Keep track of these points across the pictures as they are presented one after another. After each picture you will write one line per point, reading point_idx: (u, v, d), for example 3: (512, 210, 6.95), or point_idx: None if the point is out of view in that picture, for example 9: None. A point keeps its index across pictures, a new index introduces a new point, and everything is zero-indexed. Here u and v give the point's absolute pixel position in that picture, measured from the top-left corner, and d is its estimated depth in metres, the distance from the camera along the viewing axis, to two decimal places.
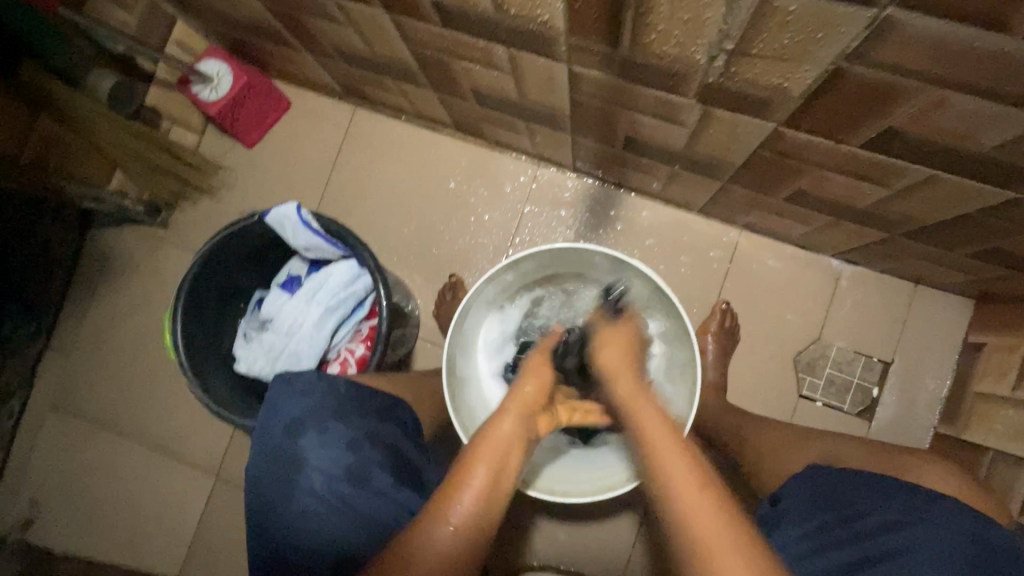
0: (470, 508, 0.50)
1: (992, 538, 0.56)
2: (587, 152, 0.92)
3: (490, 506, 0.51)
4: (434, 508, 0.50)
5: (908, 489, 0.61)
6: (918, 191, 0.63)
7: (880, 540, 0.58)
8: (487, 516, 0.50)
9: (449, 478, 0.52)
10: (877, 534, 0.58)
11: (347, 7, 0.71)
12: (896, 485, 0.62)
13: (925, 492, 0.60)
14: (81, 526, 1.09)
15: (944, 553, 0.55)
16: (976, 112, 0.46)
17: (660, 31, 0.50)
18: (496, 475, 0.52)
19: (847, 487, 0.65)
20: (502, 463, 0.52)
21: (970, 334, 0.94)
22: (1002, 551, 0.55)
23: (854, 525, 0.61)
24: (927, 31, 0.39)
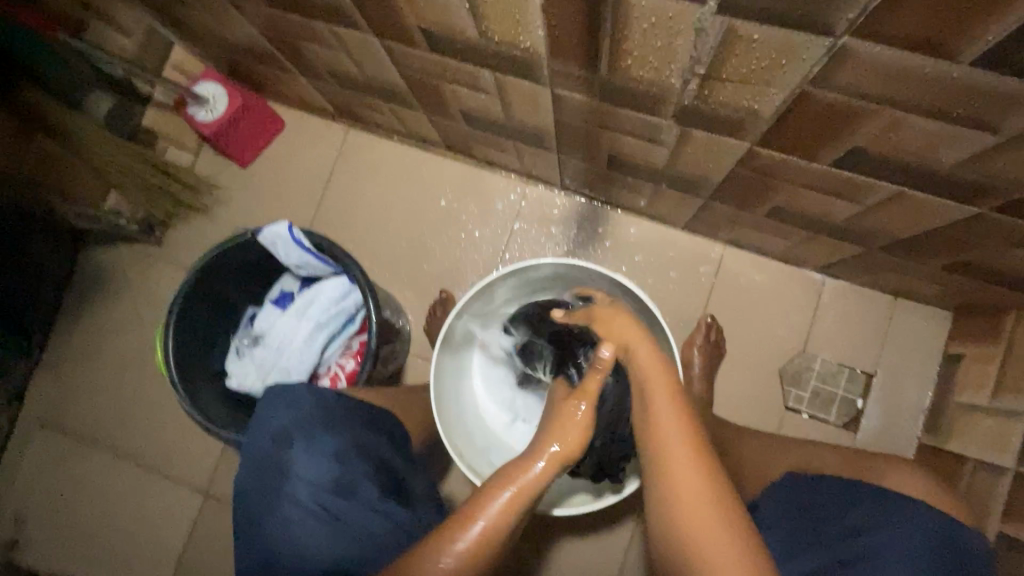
0: (482, 532, 0.49)
1: (959, 538, 0.57)
2: (573, 170, 0.94)
3: (501, 539, 0.50)
4: (441, 534, 0.50)
5: (876, 495, 0.63)
6: (888, 207, 0.65)
7: (853, 543, 0.59)
8: (499, 546, 0.50)
9: (460, 510, 0.52)
10: (850, 538, 0.60)
11: (338, 33, 0.74)
12: (863, 490, 0.64)
13: (890, 497, 0.62)
14: (68, 547, 1.07)
15: (913, 552, 0.56)
16: (933, 132, 0.49)
17: (635, 56, 0.53)
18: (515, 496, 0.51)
19: (819, 493, 0.67)
20: (520, 492, 0.51)
21: (950, 345, 0.96)
22: (967, 551, 0.57)
23: (829, 531, 0.62)
24: (880, 57, 0.42)
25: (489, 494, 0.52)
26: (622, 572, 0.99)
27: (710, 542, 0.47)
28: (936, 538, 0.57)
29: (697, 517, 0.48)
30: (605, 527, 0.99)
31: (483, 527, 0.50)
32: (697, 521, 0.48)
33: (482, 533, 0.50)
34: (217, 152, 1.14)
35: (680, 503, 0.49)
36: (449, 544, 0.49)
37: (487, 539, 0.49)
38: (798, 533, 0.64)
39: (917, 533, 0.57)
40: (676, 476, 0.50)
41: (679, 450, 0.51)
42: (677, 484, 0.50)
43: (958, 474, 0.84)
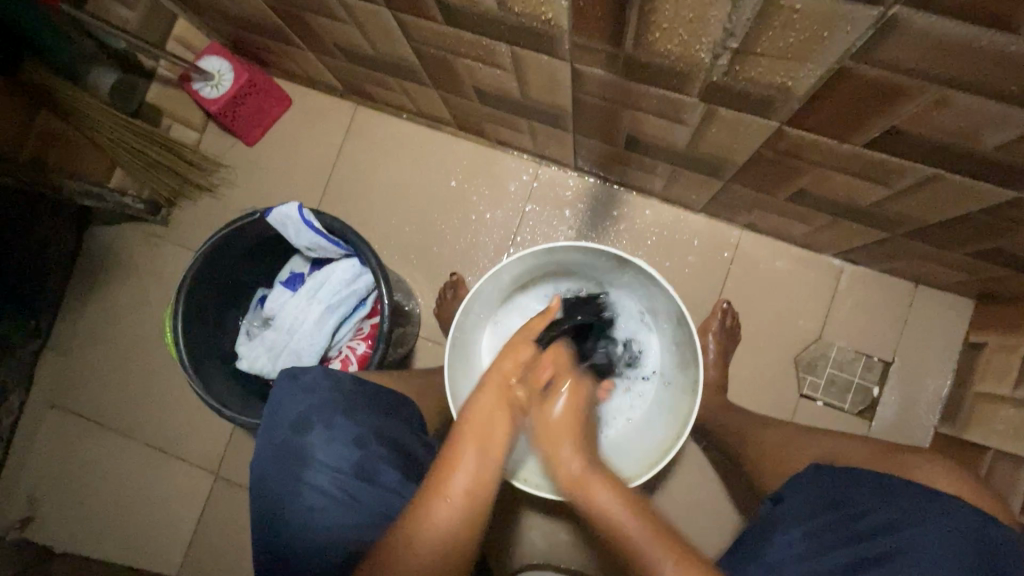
0: (464, 484, 0.52)
1: (993, 534, 0.56)
2: (589, 151, 0.91)
3: (475, 504, 0.52)
4: (426, 493, 0.53)
5: (910, 488, 0.61)
6: (920, 191, 0.63)
7: (882, 540, 0.58)
8: (478, 509, 0.53)
9: (443, 456, 0.55)
10: (879, 533, 0.59)
11: (349, 5, 0.71)
12: (900, 484, 0.62)
13: (929, 490, 0.60)
14: (81, 525, 1.08)
15: (946, 550, 0.55)
16: (979, 112, 0.46)
17: (664, 29, 0.50)
18: (484, 451, 0.54)
19: (847, 485, 0.65)
20: (491, 442, 0.55)
21: (970, 333, 0.94)
22: (1003, 546, 0.56)
23: (857, 524, 0.61)
24: (932, 30, 0.39)
25: (461, 451, 0.54)
26: None
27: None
28: (979, 537, 0.56)
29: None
30: None
31: (462, 486, 0.52)
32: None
33: (463, 492, 0.52)
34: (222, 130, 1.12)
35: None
36: (434, 496, 0.52)
37: (465, 496, 0.52)
38: (827, 526, 0.62)
39: (958, 531, 0.56)
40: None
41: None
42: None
43: (977, 465, 0.83)
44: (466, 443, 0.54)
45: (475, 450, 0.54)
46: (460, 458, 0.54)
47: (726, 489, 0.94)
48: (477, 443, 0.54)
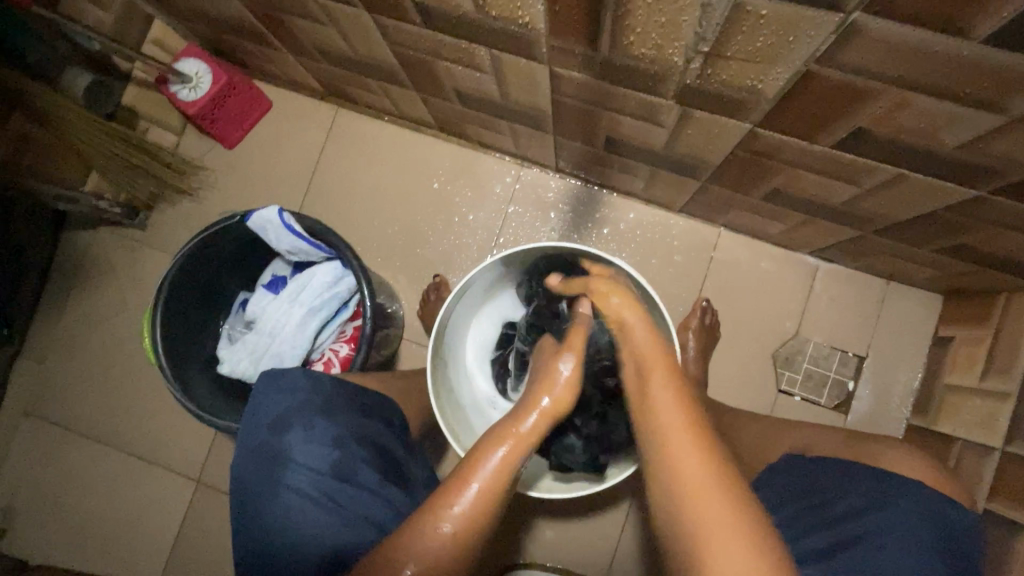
0: (480, 493, 0.51)
1: (953, 515, 0.59)
2: (570, 152, 0.93)
3: (500, 498, 0.52)
4: (438, 502, 0.51)
5: (878, 476, 0.63)
6: (886, 190, 0.65)
7: (852, 523, 0.59)
8: (493, 516, 0.52)
9: (463, 464, 0.53)
10: (848, 518, 0.60)
11: (329, 7, 0.71)
12: (868, 472, 0.64)
13: (894, 477, 0.62)
14: (56, 536, 1.06)
15: (912, 528, 0.57)
16: (938, 113, 0.48)
17: (637, 33, 0.51)
18: (512, 460, 0.53)
19: (819, 474, 0.67)
20: (523, 446, 0.53)
21: (940, 327, 0.97)
22: (960, 527, 0.58)
23: (827, 512, 0.62)
24: (889, 33, 0.41)
25: (487, 450, 0.53)
26: (616, 554, 1.00)
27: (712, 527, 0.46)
28: (941, 520, 0.58)
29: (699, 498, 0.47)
30: (600, 509, 1.00)
31: (480, 492, 0.51)
32: (693, 501, 0.47)
33: (479, 500, 0.51)
34: (202, 133, 1.11)
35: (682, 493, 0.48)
36: (452, 505, 0.51)
37: (483, 505, 0.51)
38: (797, 515, 0.64)
39: (919, 516, 0.58)
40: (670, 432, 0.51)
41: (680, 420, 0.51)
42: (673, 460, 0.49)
43: (947, 455, 0.85)
44: (494, 448, 0.53)
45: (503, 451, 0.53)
46: (484, 463, 0.52)
47: None
48: (505, 451, 0.53)
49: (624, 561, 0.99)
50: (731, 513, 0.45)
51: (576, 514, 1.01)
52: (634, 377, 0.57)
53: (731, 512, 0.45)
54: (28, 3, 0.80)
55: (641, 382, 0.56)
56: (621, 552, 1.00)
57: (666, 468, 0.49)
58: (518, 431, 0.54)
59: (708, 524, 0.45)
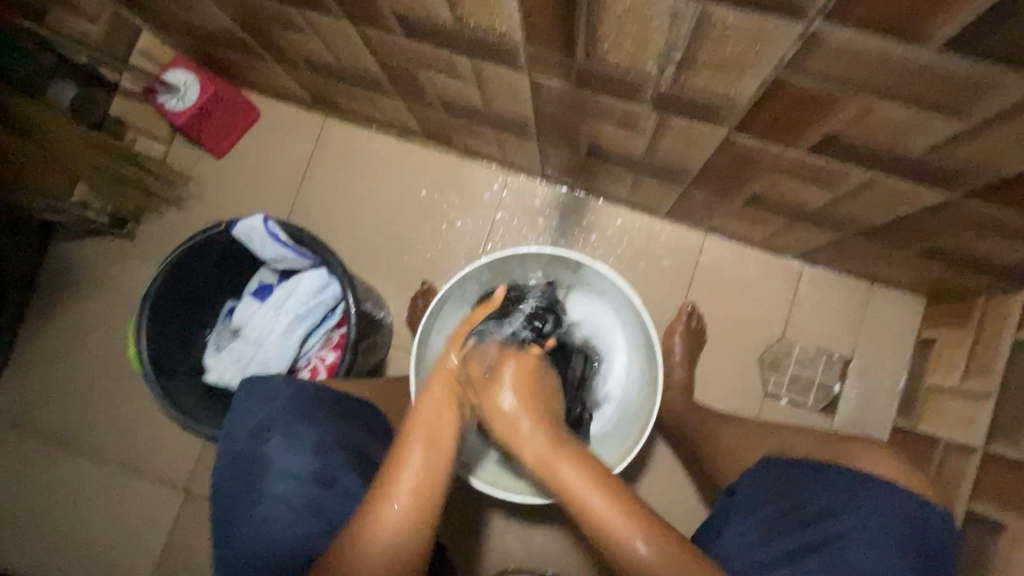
0: (403, 513, 0.50)
1: (930, 520, 0.59)
2: (555, 160, 0.94)
3: (425, 512, 0.51)
4: (358, 528, 0.51)
5: (854, 479, 0.63)
6: (862, 194, 0.66)
7: (828, 526, 0.60)
8: (424, 526, 0.51)
9: (377, 488, 0.52)
10: (824, 521, 0.61)
11: (313, 19, 0.72)
12: (845, 476, 0.64)
13: (871, 481, 0.62)
14: (41, 548, 1.05)
15: (887, 534, 0.58)
16: (903, 118, 0.49)
17: (611, 42, 0.52)
18: (426, 474, 0.52)
19: (799, 476, 0.67)
20: (437, 461, 0.53)
21: (922, 330, 0.98)
22: (936, 531, 0.59)
23: (804, 512, 0.63)
24: (850, 41, 0.42)
25: (399, 471, 0.52)
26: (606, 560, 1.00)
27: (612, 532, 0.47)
28: (914, 524, 0.58)
29: (587, 511, 0.48)
30: None
31: (398, 513, 0.50)
32: (579, 508, 0.49)
33: (404, 519, 0.50)
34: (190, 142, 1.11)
35: (558, 487, 0.50)
36: (368, 533, 0.50)
37: (402, 525, 0.50)
38: (774, 515, 0.65)
39: (896, 521, 0.58)
40: (556, 460, 0.50)
41: (556, 442, 0.51)
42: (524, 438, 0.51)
43: (931, 456, 0.86)
44: (409, 463, 0.52)
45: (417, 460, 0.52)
46: (396, 488, 0.51)
47: (695, 487, 0.96)
48: (418, 466, 0.52)
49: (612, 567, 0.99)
50: (607, 496, 0.48)
51: (565, 520, 1.01)
52: (500, 383, 0.54)
53: (604, 494, 0.48)
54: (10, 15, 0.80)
55: (516, 391, 0.53)
56: None
57: (551, 479, 0.50)
58: (426, 439, 0.53)
59: (588, 510, 0.48)
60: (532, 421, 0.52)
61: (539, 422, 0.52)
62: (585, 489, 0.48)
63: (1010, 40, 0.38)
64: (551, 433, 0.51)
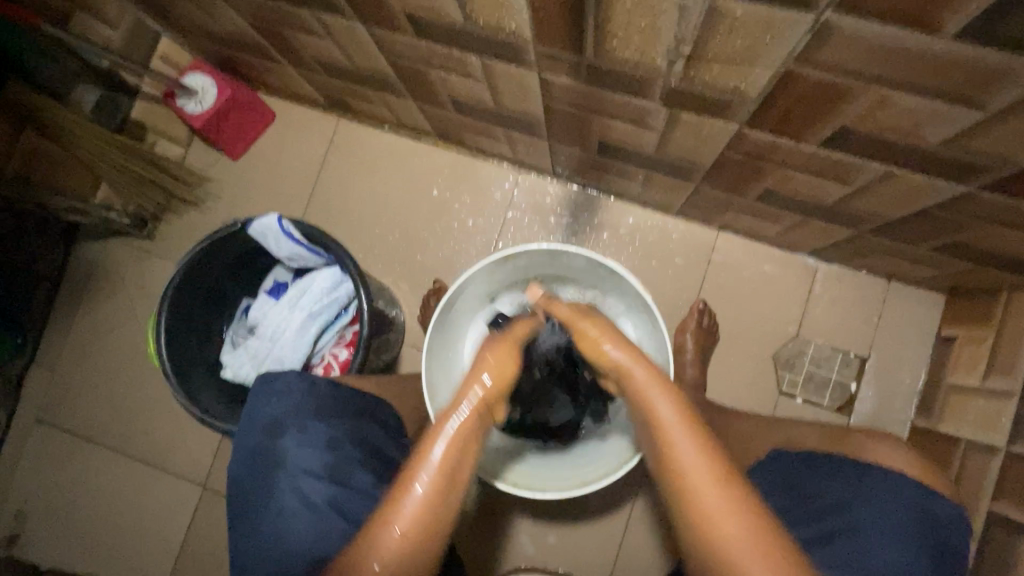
0: (424, 496, 0.51)
1: (937, 507, 0.59)
2: (566, 158, 0.94)
3: (447, 497, 0.52)
4: (383, 510, 0.51)
5: (857, 469, 0.64)
6: (877, 188, 0.65)
7: (839, 517, 0.59)
8: (443, 513, 0.52)
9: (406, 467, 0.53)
10: (834, 512, 0.60)
11: (325, 20, 0.73)
12: (855, 467, 0.64)
13: (883, 471, 0.62)
14: (66, 540, 1.08)
15: (897, 522, 0.58)
16: (918, 109, 0.48)
17: (620, 38, 0.52)
18: (454, 458, 0.53)
19: (804, 467, 0.67)
20: (465, 445, 0.54)
21: (942, 327, 0.96)
22: (943, 519, 0.59)
23: (814, 504, 0.62)
24: (862, 32, 0.41)
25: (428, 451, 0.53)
26: (618, 559, 0.99)
27: (721, 524, 0.47)
28: (925, 513, 0.59)
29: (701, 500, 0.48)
30: (600, 514, 1.00)
31: (421, 495, 0.51)
32: (697, 497, 0.49)
33: (418, 508, 0.50)
34: (208, 145, 1.14)
35: (670, 466, 0.51)
36: (393, 516, 0.50)
37: (423, 511, 0.50)
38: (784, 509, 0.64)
39: (905, 510, 0.59)
40: (681, 446, 0.51)
41: (685, 431, 0.52)
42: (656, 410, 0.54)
43: (952, 456, 0.84)
44: (434, 445, 0.53)
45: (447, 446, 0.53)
46: (423, 467, 0.52)
47: None
48: (446, 450, 0.53)
49: (625, 565, 0.99)
50: (722, 489, 0.48)
51: (577, 518, 1.00)
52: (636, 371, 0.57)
53: (720, 487, 0.48)
54: (37, 21, 0.82)
55: (644, 380, 0.56)
56: (622, 557, 0.99)
57: (671, 463, 0.51)
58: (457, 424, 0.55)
59: (699, 496, 0.49)
60: (668, 406, 0.53)
61: (670, 394, 0.55)
62: (696, 467, 0.49)
63: None
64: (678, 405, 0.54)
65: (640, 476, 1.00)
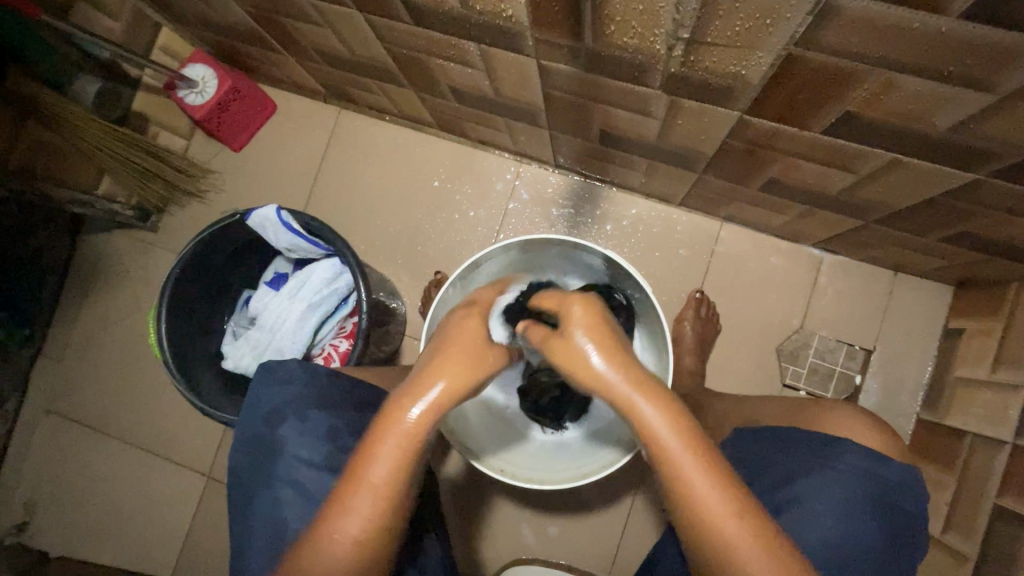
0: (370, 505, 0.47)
1: (887, 473, 0.60)
2: (568, 148, 0.93)
3: (394, 500, 0.48)
4: (324, 525, 0.47)
5: (803, 438, 0.65)
6: (882, 176, 0.64)
7: (790, 490, 0.61)
8: (392, 516, 0.48)
9: (342, 484, 0.48)
10: (785, 485, 0.62)
11: (323, 8, 0.73)
12: (805, 438, 0.66)
13: (828, 439, 0.64)
14: (75, 529, 1.10)
15: (844, 487, 0.59)
16: (925, 93, 0.47)
17: (618, 22, 0.51)
18: (399, 465, 0.47)
19: (757, 444, 0.69)
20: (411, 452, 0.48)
21: (950, 319, 0.94)
22: (896, 485, 0.60)
23: (766, 479, 0.64)
24: (866, 13, 0.40)
25: (367, 466, 0.47)
26: (619, 550, 0.99)
27: (738, 553, 0.44)
28: (868, 475, 0.60)
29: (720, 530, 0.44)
30: (601, 505, 1.00)
31: (365, 507, 0.47)
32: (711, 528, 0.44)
33: (365, 518, 0.47)
34: (209, 136, 1.14)
35: (682, 497, 0.45)
36: (337, 527, 0.47)
37: (371, 519, 0.47)
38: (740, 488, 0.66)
39: (849, 474, 0.60)
40: (690, 473, 0.45)
41: (688, 451, 0.45)
42: (652, 430, 0.46)
43: (958, 450, 0.83)
44: (376, 458, 0.47)
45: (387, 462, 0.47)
46: (363, 482, 0.47)
47: None
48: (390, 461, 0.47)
49: (626, 557, 0.99)
50: (737, 517, 0.44)
51: (578, 510, 1.00)
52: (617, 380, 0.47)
53: (735, 515, 0.44)
54: (37, 13, 0.82)
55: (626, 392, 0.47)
56: (623, 549, 0.99)
57: (677, 492, 0.45)
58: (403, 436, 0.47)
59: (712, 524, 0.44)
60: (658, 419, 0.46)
61: (668, 410, 0.46)
62: (712, 501, 0.44)
63: None
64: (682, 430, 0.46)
65: (641, 468, 0.99)
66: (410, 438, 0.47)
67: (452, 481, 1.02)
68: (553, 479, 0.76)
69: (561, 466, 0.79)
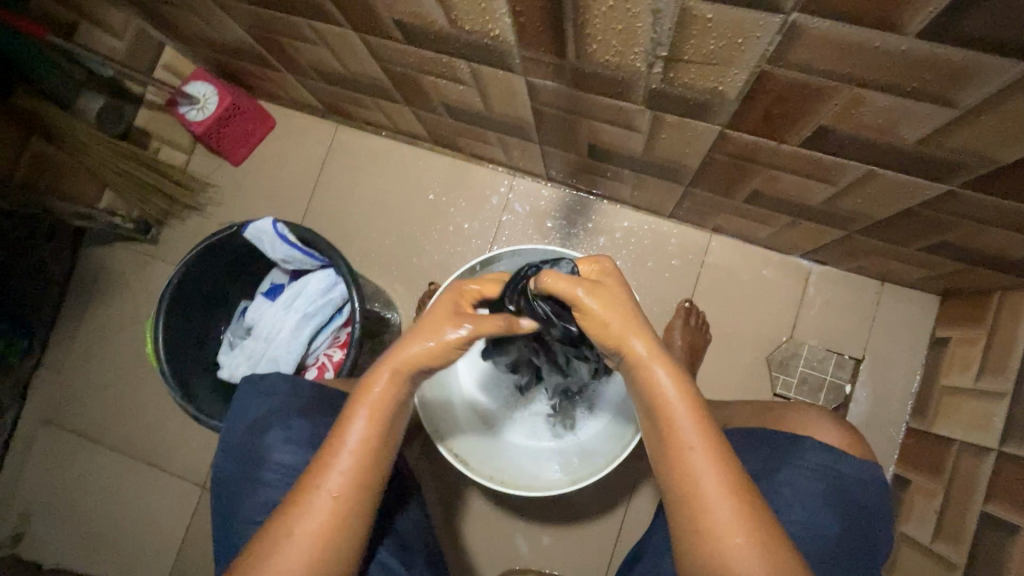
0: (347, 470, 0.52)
1: (845, 469, 0.64)
2: (559, 162, 0.95)
3: (365, 470, 0.53)
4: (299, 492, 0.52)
5: (766, 437, 0.68)
6: (860, 188, 0.66)
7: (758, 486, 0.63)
8: (362, 491, 0.53)
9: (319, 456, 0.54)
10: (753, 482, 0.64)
11: (318, 28, 0.75)
12: (766, 436, 0.68)
13: (792, 438, 0.66)
14: (69, 540, 1.10)
15: (806, 482, 0.62)
16: (892, 108, 0.49)
17: (599, 42, 0.53)
18: (371, 430, 0.54)
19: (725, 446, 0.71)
20: (383, 413, 0.55)
21: (937, 328, 0.96)
22: (853, 480, 0.63)
23: None
24: (831, 33, 0.42)
25: (345, 432, 0.54)
26: (611, 560, 0.99)
27: (727, 529, 0.46)
28: (827, 471, 0.63)
29: (711, 512, 0.46)
30: (594, 515, 1.00)
31: (343, 470, 0.53)
32: (703, 506, 0.47)
33: (341, 482, 0.52)
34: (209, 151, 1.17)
35: (688, 478, 0.48)
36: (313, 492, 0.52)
37: (352, 484, 0.52)
38: None
39: (810, 470, 0.63)
40: (694, 449, 0.49)
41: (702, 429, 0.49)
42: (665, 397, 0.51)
43: (946, 457, 0.84)
44: (355, 419, 0.54)
45: (364, 420, 0.54)
46: (340, 446, 0.53)
47: None
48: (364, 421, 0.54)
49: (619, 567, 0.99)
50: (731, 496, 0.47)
51: (571, 520, 1.00)
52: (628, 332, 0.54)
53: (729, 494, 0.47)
54: (43, 32, 0.86)
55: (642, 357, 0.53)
56: (616, 558, 0.99)
57: (679, 470, 0.49)
58: (370, 402, 0.54)
59: (703, 496, 0.47)
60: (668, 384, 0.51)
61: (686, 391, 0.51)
62: (709, 486, 0.47)
63: (988, 23, 0.38)
64: (682, 382, 0.51)
65: (633, 477, 1.00)
66: (380, 401, 0.55)
67: (446, 491, 1.02)
68: (546, 485, 0.80)
69: (550, 470, 0.83)
